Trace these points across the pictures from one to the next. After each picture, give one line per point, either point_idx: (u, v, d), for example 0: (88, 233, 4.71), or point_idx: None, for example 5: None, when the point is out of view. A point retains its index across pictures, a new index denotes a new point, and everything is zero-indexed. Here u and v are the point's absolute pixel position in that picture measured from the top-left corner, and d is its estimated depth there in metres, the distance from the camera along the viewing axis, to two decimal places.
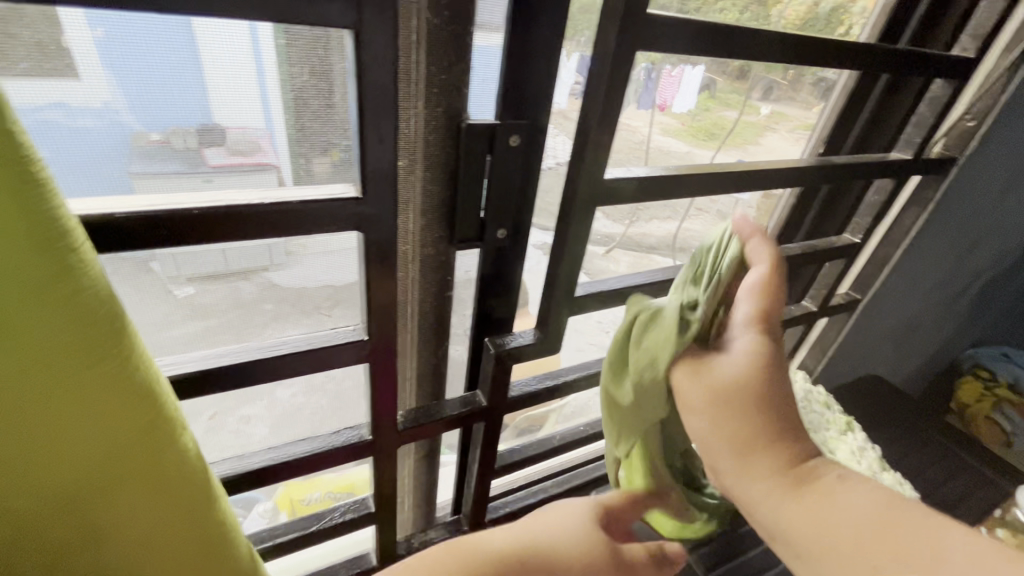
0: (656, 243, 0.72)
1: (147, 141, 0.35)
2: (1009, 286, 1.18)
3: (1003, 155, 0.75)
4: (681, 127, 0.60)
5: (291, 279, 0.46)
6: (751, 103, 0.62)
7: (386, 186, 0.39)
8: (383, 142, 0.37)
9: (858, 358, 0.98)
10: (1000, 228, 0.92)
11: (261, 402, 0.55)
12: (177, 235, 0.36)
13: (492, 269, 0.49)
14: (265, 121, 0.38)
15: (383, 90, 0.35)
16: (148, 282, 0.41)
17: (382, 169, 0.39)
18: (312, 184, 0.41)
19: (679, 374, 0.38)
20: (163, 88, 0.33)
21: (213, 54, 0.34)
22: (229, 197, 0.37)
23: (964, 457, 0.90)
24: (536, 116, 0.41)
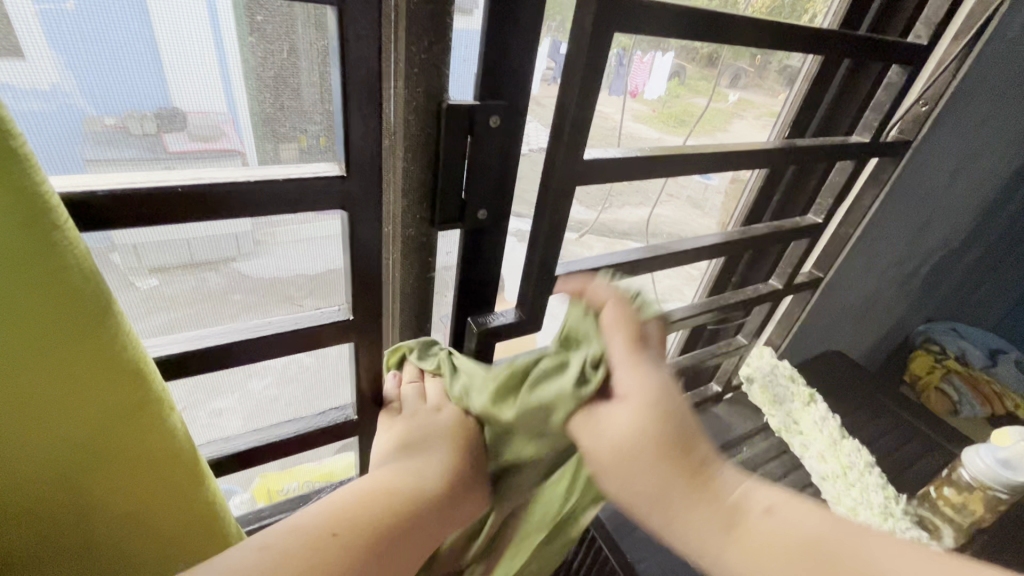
0: (629, 228, 0.74)
1: (102, 126, 0.34)
2: (958, 265, 1.25)
3: (953, 140, 0.79)
4: (652, 114, 0.62)
5: (258, 270, 0.46)
6: (720, 90, 0.64)
7: (372, 165, 0.40)
8: (367, 121, 0.38)
9: (821, 335, 1.03)
10: (949, 210, 0.98)
11: (234, 394, 0.53)
12: (160, 217, 0.36)
13: (472, 251, 0.50)
14: (228, 105, 0.37)
15: (365, 69, 0.36)
16: (110, 272, 0.39)
17: (366, 148, 0.39)
18: (277, 164, 0.41)
19: (581, 426, 0.41)
20: (120, 69, 0.33)
21: (170, 33, 0.33)
22: (196, 177, 0.37)
23: (916, 424, 0.96)
24: (515, 97, 0.42)
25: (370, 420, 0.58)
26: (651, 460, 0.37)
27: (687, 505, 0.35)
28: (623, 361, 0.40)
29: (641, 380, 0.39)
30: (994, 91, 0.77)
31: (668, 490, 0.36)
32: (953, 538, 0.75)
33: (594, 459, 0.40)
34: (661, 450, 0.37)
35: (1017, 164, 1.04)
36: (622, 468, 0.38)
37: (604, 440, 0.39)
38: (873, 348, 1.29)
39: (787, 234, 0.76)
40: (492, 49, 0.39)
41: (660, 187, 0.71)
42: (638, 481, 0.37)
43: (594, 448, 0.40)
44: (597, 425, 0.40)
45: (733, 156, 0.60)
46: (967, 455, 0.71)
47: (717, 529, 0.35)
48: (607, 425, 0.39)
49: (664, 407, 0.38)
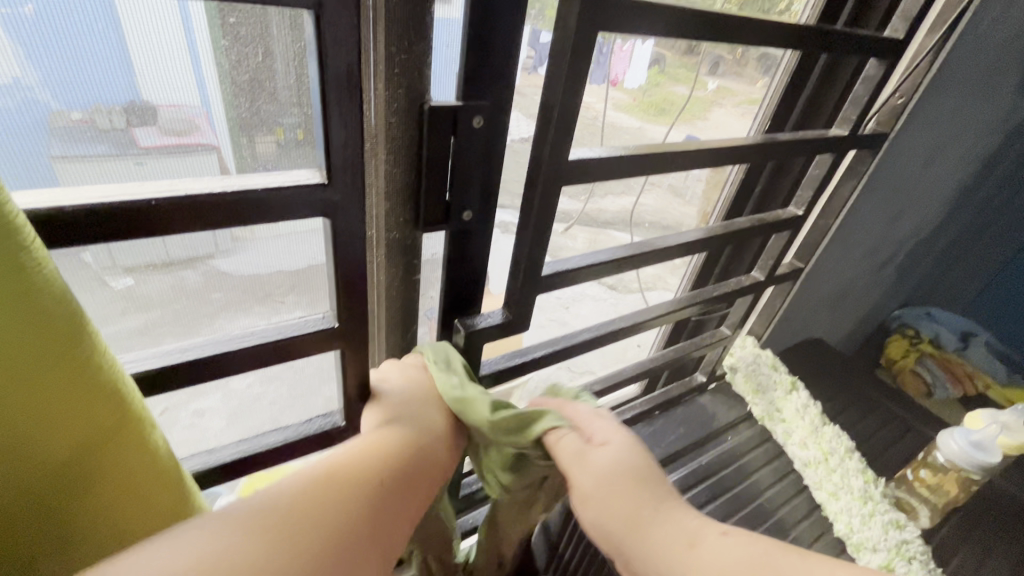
0: (612, 218, 0.74)
1: (68, 121, 0.32)
2: (932, 250, 1.28)
3: (926, 130, 0.81)
4: (633, 103, 0.62)
5: (239, 266, 0.45)
6: (700, 78, 0.64)
7: (353, 172, 0.39)
8: (349, 126, 0.37)
9: (802, 322, 1.04)
10: (922, 197, 1.00)
11: (214, 394, 0.53)
12: (131, 228, 0.34)
13: (457, 252, 0.49)
14: (201, 99, 0.36)
15: (345, 73, 0.35)
16: (81, 276, 0.38)
17: (347, 155, 0.38)
18: (255, 168, 0.40)
19: (570, 446, 0.47)
20: (87, 64, 0.31)
21: (140, 28, 0.31)
22: (171, 181, 0.36)
23: (892, 408, 0.99)
24: (498, 97, 0.41)
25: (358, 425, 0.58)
26: (627, 484, 0.46)
27: (656, 522, 0.43)
28: (589, 416, 0.51)
29: (617, 430, 0.50)
30: (967, 82, 0.79)
31: (641, 510, 0.44)
32: (928, 517, 0.77)
33: (580, 489, 0.47)
34: (634, 477, 0.46)
35: (987, 151, 1.07)
36: (605, 494, 0.46)
37: (591, 472, 0.46)
38: (849, 333, 1.32)
39: (769, 226, 0.76)
40: (475, 49, 0.38)
41: (643, 179, 0.71)
42: (617, 506, 0.45)
43: (581, 481, 0.46)
44: (587, 457, 0.47)
45: (715, 149, 0.60)
46: (941, 437, 0.73)
47: (680, 544, 0.42)
48: (593, 457, 0.47)
49: (635, 452, 0.48)
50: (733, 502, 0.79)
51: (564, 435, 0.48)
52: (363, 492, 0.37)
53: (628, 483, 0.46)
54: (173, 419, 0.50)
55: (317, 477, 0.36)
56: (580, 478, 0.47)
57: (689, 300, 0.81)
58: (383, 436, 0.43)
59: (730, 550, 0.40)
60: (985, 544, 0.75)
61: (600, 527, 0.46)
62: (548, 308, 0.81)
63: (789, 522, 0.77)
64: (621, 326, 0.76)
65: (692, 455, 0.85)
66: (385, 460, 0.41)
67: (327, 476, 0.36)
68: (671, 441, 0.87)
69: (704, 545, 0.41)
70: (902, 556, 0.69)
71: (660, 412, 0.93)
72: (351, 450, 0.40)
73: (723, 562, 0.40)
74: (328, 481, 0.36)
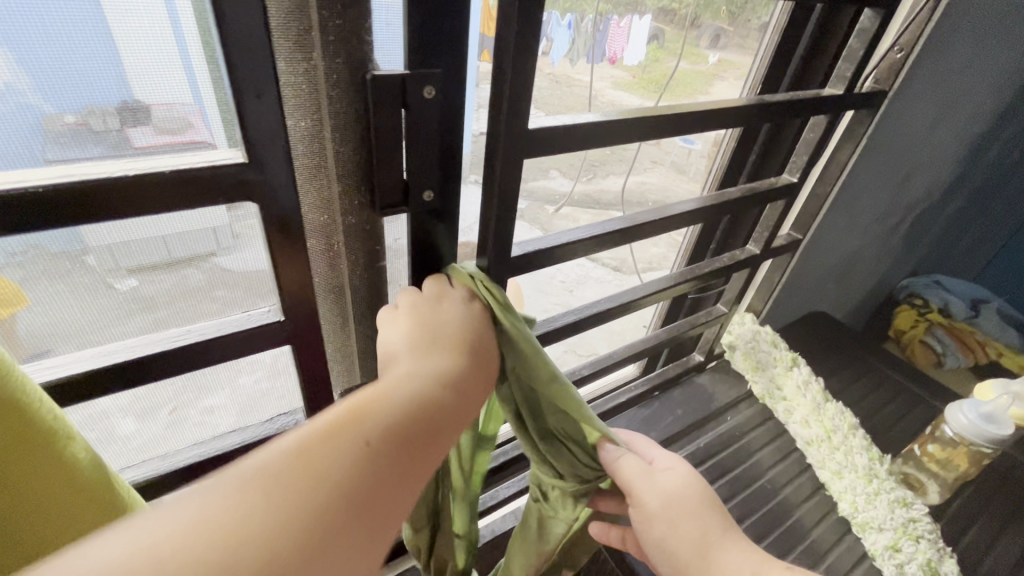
0: (613, 199, 0.75)
1: (62, 124, 0.31)
2: (940, 216, 1.24)
3: (928, 88, 0.76)
4: (632, 81, 0.61)
5: (239, 264, 0.42)
6: (699, 51, 0.64)
7: (279, 147, 0.36)
8: (263, 98, 0.34)
9: (805, 297, 1.01)
10: (927, 161, 0.95)
11: (222, 393, 0.49)
12: (34, 221, 0.31)
13: (420, 236, 0.46)
14: (194, 95, 0.33)
15: (247, 23, 0.31)
16: (84, 278, 0.37)
17: (270, 131, 0.35)
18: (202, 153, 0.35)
19: (631, 464, 0.48)
20: (75, 61, 0.29)
21: (123, 16, 0.29)
22: (98, 170, 0.32)
23: (900, 381, 0.96)
24: (450, 64, 0.38)
25: None
26: (696, 508, 0.47)
27: (723, 547, 0.46)
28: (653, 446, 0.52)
29: (682, 459, 0.51)
30: (973, 33, 0.74)
31: (707, 533, 0.46)
32: (938, 493, 0.74)
33: (645, 504, 0.48)
34: (704, 502, 0.48)
35: (996, 110, 1.01)
36: (670, 514, 0.47)
37: (659, 490, 0.47)
38: (856, 307, 1.28)
39: (762, 196, 0.72)
40: (416, 9, 0.34)
41: (636, 147, 0.70)
42: (683, 525, 0.47)
43: (645, 495, 0.47)
44: (656, 477, 0.48)
45: (705, 116, 0.57)
46: (948, 410, 0.70)
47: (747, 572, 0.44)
48: (662, 477, 0.48)
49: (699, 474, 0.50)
50: (733, 484, 0.76)
51: (624, 454, 0.49)
52: (349, 467, 0.28)
53: (693, 509, 0.48)
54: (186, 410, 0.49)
55: (286, 454, 0.27)
56: (649, 496, 0.47)
57: (683, 277, 0.77)
58: (387, 383, 0.33)
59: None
60: (996, 521, 0.72)
61: (661, 547, 0.47)
62: (551, 291, 0.82)
63: (792, 501, 0.74)
64: (609, 308, 0.72)
65: (694, 434, 0.83)
66: (391, 420, 0.31)
67: (300, 453, 0.27)
68: (667, 424, 0.84)
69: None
70: (910, 536, 0.66)
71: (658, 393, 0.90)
72: (345, 405, 0.30)
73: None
74: (299, 464, 0.27)
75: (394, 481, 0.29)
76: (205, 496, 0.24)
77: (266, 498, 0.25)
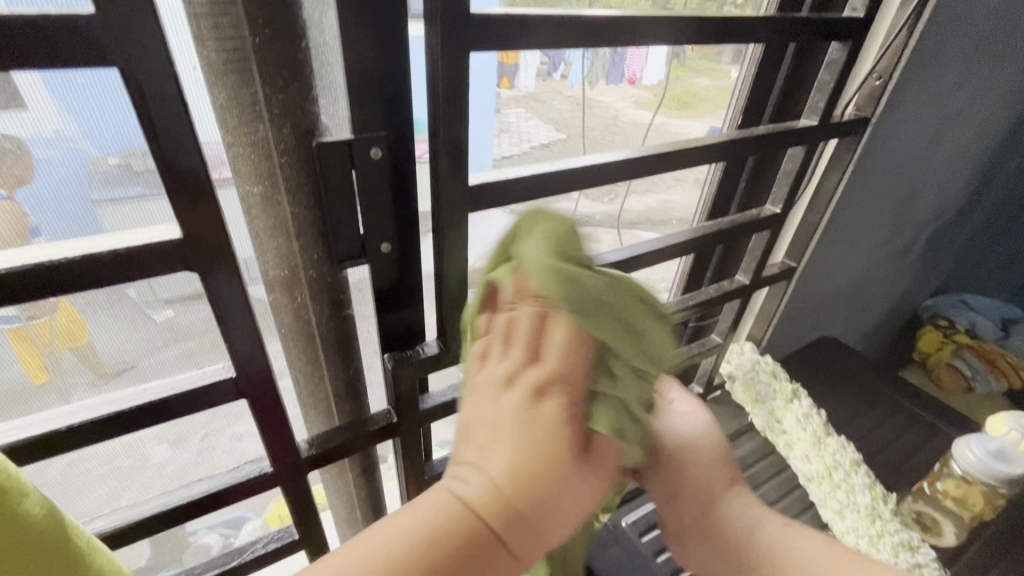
0: (638, 218, 0.74)
1: (107, 166, 0.32)
2: (960, 233, 1.19)
3: (920, 110, 0.74)
4: (652, 97, 0.65)
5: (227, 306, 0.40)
6: (721, 67, 0.64)
7: (215, 227, 0.34)
8: (193, 184, 0.32)
9: (810, 322, 0.98)
10: (931, 183, 0.92)
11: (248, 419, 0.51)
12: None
13: (380, 286, 0.47)
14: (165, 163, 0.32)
15: (168, 117, 0.29)
16: (125, 308, 0.39)
17: (205, 213, 0.33)
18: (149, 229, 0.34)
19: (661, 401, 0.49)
20: (107, 115, 0.30)
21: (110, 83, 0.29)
22: (89, 244, 0.32)
23: (916, 410, 0.91)
24: (396, 126, 0.40)
25: (296, 475, 0.53)
26: (705, 452, 0.48)
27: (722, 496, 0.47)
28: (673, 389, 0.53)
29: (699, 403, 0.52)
30: (962, 56, 0.72)
31: (708, 477, 0.48)
32: (952, 535, 0.70)
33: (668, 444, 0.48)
34: (715, 449, 0.49)
35: (1004, 126, 0.98)
36: (683, 455, 0.48)
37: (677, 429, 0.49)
38: (872, 333, 1.23)
39: (747, 227, 0.71)
40: (352, 84, 0.36)
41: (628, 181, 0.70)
42: (691, 469, 0.48)
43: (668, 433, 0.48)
44: (674, 418, 0.49)
45: (677, 154, 0.56)
46: (957, 446, 0.67)
47: (743, 525, 0.46)
48: (681, 420, 0.49)
49: (716, 424, 0.51)
50: None
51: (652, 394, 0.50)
52: None
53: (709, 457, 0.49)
54: (216, 437, 0.52)
55: None
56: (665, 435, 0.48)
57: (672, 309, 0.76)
58: (428, 508, 0.27)
59: (796, 538, 0.43)
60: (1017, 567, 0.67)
61: (666, 488, 0.49)
62: None
63: None
64: None
65: None
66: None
67: None
68: None
69: (764, 528, 0.45)
70: None
71: None
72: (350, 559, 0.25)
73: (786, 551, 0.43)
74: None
75: None
76: None
77: None
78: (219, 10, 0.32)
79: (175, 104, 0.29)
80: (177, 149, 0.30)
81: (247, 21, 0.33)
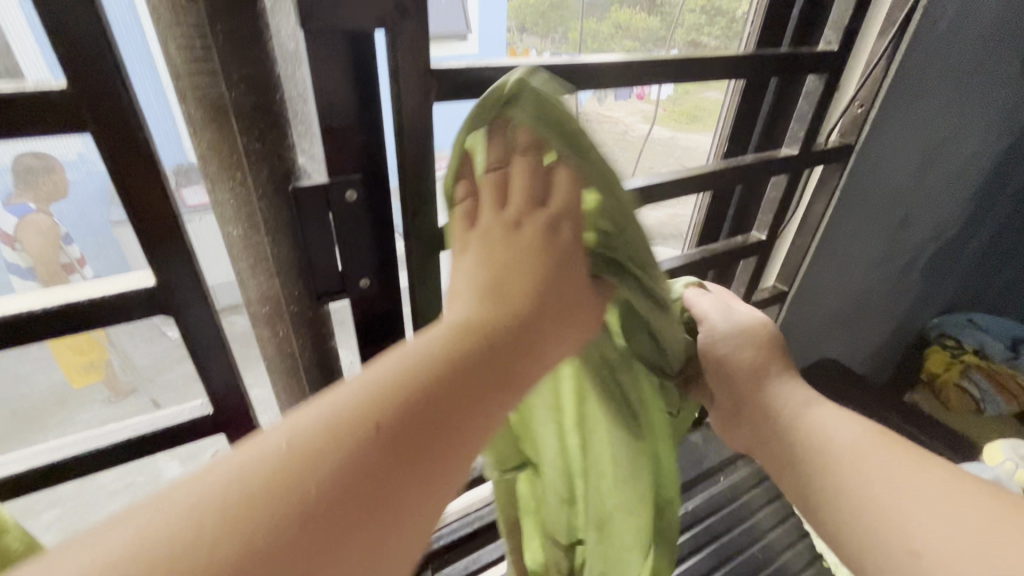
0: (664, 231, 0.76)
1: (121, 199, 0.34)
2: (964, 252, 1.17)
3: (907, 135, 0.74)
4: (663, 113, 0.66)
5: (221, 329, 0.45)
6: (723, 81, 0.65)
7: (186, 273, 0.35)
8: (164, 234, 0.34)
9: (807, 345, 0.97)
10: (927, 205, 0.91)
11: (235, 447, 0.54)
12: None
13: (360, 319, 0.48)
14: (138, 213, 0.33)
15: (138, 173, 0.31)
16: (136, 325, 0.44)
17: (176, 259, 0.35)
18: (122, 278, 0.36)
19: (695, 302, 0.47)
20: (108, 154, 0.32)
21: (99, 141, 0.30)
22: (64, 292, 0.34)
23: (917, 436, 0.90)
24: (370, 169, 0.41)
25: None
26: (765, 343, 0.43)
27: (783, 379, 0.40)
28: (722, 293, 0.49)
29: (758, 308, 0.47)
30: (946, 82, 0.72)
31: (766, 362, 0.41)
32: None
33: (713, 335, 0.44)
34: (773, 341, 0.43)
35: (1001, 147, 0.97)
36: (737, 340, 0.43)
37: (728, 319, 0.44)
38: (876, 355, 1.21)
39: (734, 254, 0.71)
40: (326, 132, 0.38)
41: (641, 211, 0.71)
42: (747, 352, 0.42)
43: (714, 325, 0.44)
44: (727, 310, 0.45)
45: (657, 187, 0.57)
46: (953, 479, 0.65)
47: (799, 399, 0.38)
48: (736, 311, 0.45)
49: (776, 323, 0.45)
50: (716, 555, 0.73)
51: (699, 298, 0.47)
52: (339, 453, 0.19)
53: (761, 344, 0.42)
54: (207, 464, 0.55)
55: (264, 440, 0.19)
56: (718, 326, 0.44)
57: None
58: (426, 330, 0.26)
59: (839, 421, 0.35)
60: None
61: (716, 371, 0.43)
62: None
63: None
64: None
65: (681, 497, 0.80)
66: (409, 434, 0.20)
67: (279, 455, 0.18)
68: None
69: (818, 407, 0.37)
70: None
71: None
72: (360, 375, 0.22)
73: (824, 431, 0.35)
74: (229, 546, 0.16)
75: (400, 456, 0.20)
76: (153, 509, 0.16)
77: (212, 502, 0.17)
78: (198, 68, 0.34)
79: (145, 160, 0.31)
80: (150, 207, 0.32)
81: (223, 77, 0.34)
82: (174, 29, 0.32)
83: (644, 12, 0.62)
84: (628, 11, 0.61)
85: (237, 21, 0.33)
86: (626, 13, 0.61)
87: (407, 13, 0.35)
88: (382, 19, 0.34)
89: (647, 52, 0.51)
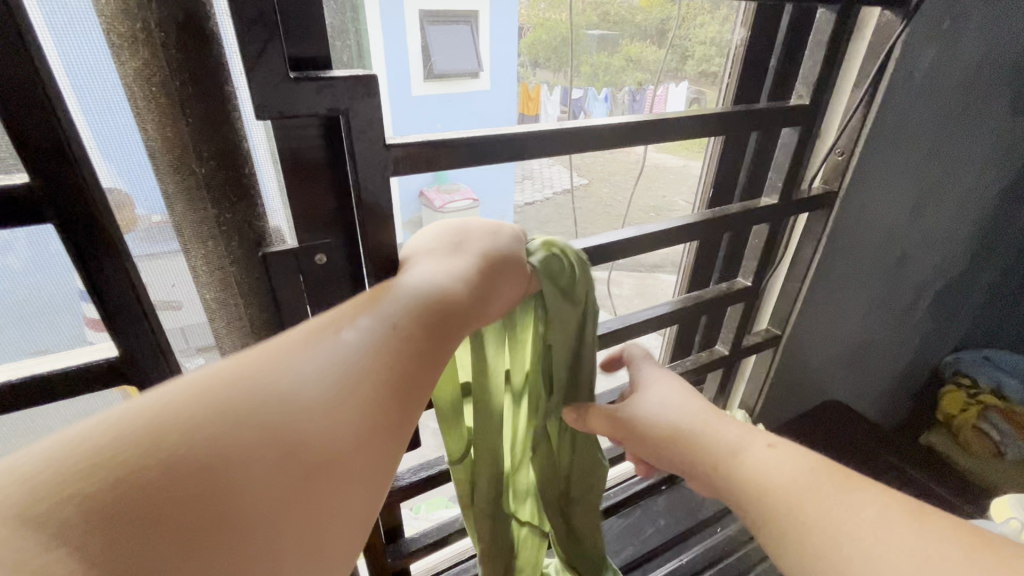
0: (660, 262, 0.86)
1: (150, 223, 0.37)
2: (976, 288, 1.13)
3: (893, 179, 0.74)
4: (676, 144, 0.67)
5: None
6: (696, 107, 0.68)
7: (137, 318, 0.38)
8: (119, 288, 0.37)
9: (807, 389, 0.95)
10: (925, 246, 0.90)
11: None
12: None
13: None
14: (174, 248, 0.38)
15: (89, 239, 0.34)
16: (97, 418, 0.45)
17: (129, 308, 0.38)
18: (85, 349, 0.40)
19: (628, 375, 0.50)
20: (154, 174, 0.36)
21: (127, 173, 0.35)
22: (37, 364, 0.39)
23: (925, 484, 0.86)
24: (340, 236, 0.43)
25: None
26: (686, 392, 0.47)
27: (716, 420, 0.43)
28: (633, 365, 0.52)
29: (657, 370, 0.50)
30: (931, 127, 0.72)
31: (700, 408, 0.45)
32: None
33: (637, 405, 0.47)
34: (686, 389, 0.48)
35: (1003, 185, 0.95)
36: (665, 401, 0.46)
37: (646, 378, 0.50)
38: (886, 395, 1.17)
39: (720, 301, 0.71)
40: (295, 205, 0.40)
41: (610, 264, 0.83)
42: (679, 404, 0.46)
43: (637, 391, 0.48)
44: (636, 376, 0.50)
45: (638, 241, 0.58)
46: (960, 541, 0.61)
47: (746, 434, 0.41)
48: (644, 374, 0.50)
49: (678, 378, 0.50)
50: None
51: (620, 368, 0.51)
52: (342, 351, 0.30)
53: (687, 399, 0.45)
54: None
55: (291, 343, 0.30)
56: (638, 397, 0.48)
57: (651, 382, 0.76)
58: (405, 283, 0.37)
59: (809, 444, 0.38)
60: None
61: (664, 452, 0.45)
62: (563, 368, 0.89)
63: None
64: None
65: (676, 549, 0.77)
66: (391, 351, 0.32)
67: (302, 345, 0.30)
68: (647, 537, 0.79)
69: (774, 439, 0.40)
70: None
71: (664, 488, 0.87)
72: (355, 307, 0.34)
73: (776, 464, 0.38)
74: (283, 408, 0.27)
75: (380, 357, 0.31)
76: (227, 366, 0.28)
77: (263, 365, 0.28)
78: (171, 149, 0.35)
79: (96, 228, 0.34)
80: (103, 268, 0.36)
81: (193, 155, 0.36)
82: (146, 114, 0.34)
83: (655, 45, 0.65)
84: (638, 45, 0.64)
85: (205, 105, 0.35)
86: (637, 46, 0.64)
87: (359, 95, 0.36)
88: (335, 104, 0.36)
89: (623, 114, 0.52)
